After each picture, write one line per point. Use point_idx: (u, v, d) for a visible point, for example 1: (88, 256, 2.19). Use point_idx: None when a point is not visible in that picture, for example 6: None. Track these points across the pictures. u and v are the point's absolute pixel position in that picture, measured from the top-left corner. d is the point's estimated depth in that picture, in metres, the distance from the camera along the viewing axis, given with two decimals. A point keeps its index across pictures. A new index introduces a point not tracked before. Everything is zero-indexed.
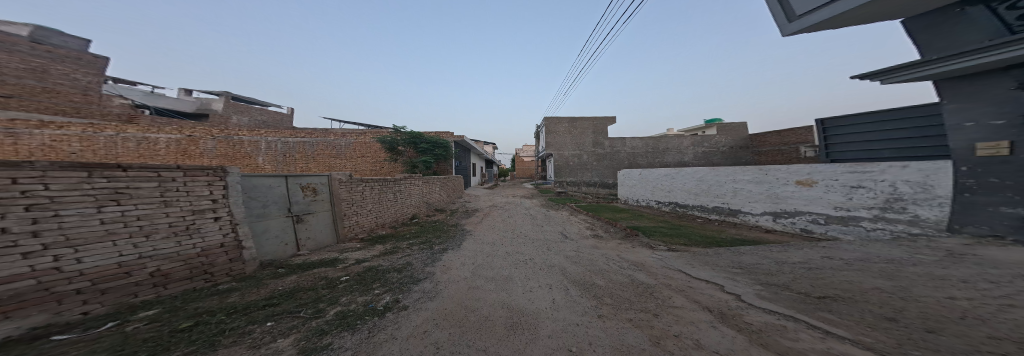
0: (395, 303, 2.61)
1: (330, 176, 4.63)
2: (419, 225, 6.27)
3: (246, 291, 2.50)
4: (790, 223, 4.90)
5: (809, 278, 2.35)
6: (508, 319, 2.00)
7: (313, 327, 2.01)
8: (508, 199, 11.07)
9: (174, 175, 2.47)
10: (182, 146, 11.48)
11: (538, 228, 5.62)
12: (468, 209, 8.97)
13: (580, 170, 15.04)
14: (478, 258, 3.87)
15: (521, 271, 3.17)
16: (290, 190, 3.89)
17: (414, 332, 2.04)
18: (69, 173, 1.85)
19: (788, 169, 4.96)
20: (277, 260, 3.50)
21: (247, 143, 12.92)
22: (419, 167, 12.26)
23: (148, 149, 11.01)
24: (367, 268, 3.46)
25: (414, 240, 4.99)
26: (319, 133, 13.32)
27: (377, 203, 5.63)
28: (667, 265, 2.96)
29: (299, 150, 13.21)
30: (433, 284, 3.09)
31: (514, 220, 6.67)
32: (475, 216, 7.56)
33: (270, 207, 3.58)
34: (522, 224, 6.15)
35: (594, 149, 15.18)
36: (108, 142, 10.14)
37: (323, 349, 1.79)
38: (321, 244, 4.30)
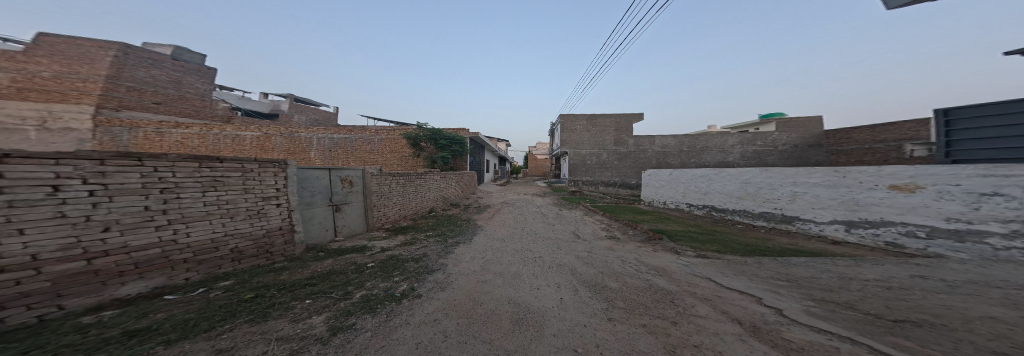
0: (411, 291, 2.76)
1: (364, 170, 4.91)
2: (437, 218, 6.53)
3: (293, 270, 2.77)
4: (871, 235, 4.28)
5: (886, 300, 2.17)
6: (514, 314, 2.08)
7: (341, 308, 2.18)
8: (519, 196, 11.18)
9: (253, 166, 2.99)
10: (260, 142, 13.01)
11: (547, 227, 5.65)
12: (480, 204, 9.15)
13: (598, 170, 14.55)
14: (490, 253, 3.97)
15: (529, 268, 3.23)
16: (332, 182, 4.20)
17: (426, 320, 2.17)
18: (190, 163, 2.41)
19: (876, 172, 4.37)
20: (319, 244, 3.85)
21: (303, 139, 13.29)
22: (438, 162, 12.65)
23: (238, 144, 12.94)
24: (389, 257, 3.67)
25: (430, 232, 5.20)
26: (357, 130, 13.51)
27: (401, 196, 5.90)
28: (692, 272, 2.91)
29: (342, 146, 13.34)
30: (445, 275, 3.24)
31: (526, 218, 6.73)
32: (486, 212, 7.71)
33: (316, 197, 3.92)
34: (534, 222, 6.20)
35: (616, 148, 14.58)
36: (216, 138, 12.60)
37: (348, 329, 1.96)
38: (355, 231, 4.62)
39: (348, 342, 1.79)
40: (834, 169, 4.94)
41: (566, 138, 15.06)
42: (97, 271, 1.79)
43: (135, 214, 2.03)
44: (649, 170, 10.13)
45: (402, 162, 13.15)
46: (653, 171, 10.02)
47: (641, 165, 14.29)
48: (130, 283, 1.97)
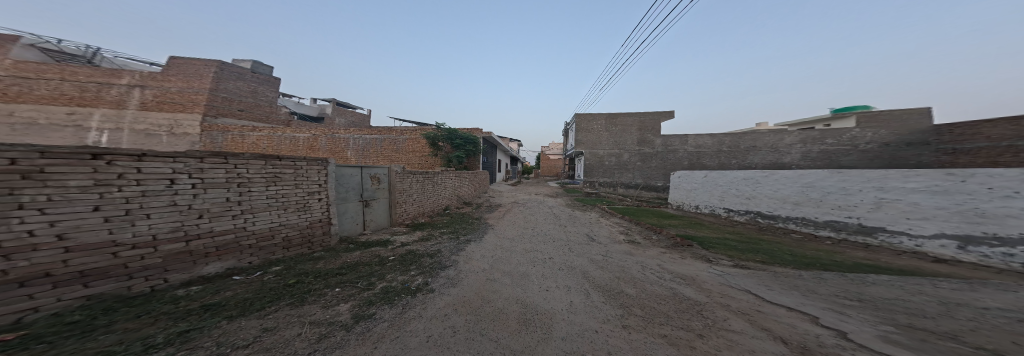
0: (425, 285, 2.87)
1: (390, 168, 5.17)
2: (451, 216, 6.71)
3: (328, 260, 2.99)
4: (1000, 255, 3.41)
5: (996, 328, 1.86)
6: (521, 314, 2.12)
7: (364, 297, 2.32)
8: (529, 196, 11.23)
9: (303, 165, 3.42)
10: (308, 143, 13.89)
11: (554, 228, 5.65)
12: (491, 203, 9.27)
13: (618, 171, 14.09)
14: (503, 252, 4.03)
15: (537, 269, 3.27)
16: (363, 179, 4.50)
17: (436, 314, 2.25)
18: (257, 161, 2.87)
19: (1009, 177, 3.41)
20: (350, 237, 4.17)
21: (341, 140, 14.02)
22: (453, 162, 13.00)
23: (296, 145, 14.06)
24: (407, 251, 3.83)
25: (443, 229, 5.35)
26: (384, 130, 13.93)
27: (421, 193, 6.13)
28: (723, 283, 2.82)
29: (375, 146, 13.87)
30: (456, 271, 3.33)
31: (536, 218, 6.74)
32: (497, 211, 7.82)
33: (349, 193, 4.23)
34: (547, 223, 6.21)
35: (639, 148, 13.81)
36: (281, 139, 14.06)
37: (368, 318, 2.08)
38: (380, 226, 4.90)
39: (367, 331, 1.91)
40: (946, 171, 3.95)
41: (582, 138, 14.85)
42: (191, 250, 2.31)
43: (220, 204, 2.54)
44: (678, 171, 9.63)
45: (422, 160, 13.62)
46: (686, 171, 9.43)
47: (667, 166, 13.27)
48: (214, 262, 2.49)
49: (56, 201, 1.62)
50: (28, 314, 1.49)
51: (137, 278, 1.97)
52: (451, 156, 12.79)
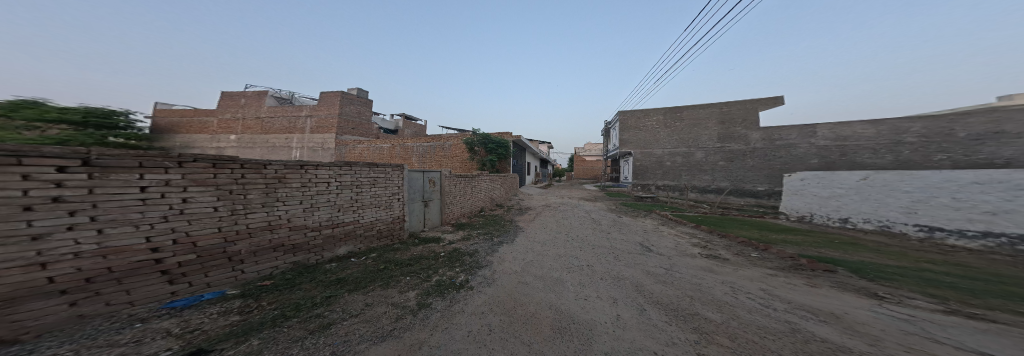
0: (466, 282, 3.08)
1: (442, 172, 5.68)
2: (486, 218, 6.96)
3: (399, 253, 3.70)
4: None
5: None
6: (555, 321, 2.14)
7: (424, 288, 2.67)
8: (561, 199, 11.13)
9: (390, 170, 4.28)
10: (388, 152, 15.59)
11: (600, 236, 5.36)
12: (521, 206, 9.41)
13: (689, 170, 13.09)
14: (540, 256, 4.11)
15: (574, 276, 3.26)
16: (423, 182, 5.07)
17: (475, 310, 2.42)
18: (366, 168, 3.84)
19: None
20: (414, 232, 4.78)
21: (405, 149, 15.49)
22: (486, 165, 13.50)
23: (385, 154, 15.83)
24: (453, 249, 4.15)
25: (479, 230, 5.60)
26: (434, 138, 15.06)
27: (463, 196, 6.54)
28: (903, 329, 1.98)
29: (433, 152, 15.01)
30: (491, 271, 3.50)
31: (569, 222, 6.71)
32: (528, 214, 7.93)
33: (414, 194, 4.83)
34: (597, 229, 5.98)
35: (720, 144, 12.61)
36: (374, 149, 16.02)
37: (427, 306, 2.37)
38: (434, 224, 5.42)
39: (427, 318, 2.18)
40: None
41: (635, 137, 14.30)
42: (333, 235, 3.35)
43: (349, 201, 3.56)
44: (803, 173, 7.95)
45: (460, 164, 14.39)
46: (819, 171, 7.56)
47: (770, 164, 11.65)
48: (344, 244, 3.51)
49: (282, 200, 2.79)
50: (272, 268, 2.70)
51: (309, 252, 3.07)
52: (484, 160, 13.36)
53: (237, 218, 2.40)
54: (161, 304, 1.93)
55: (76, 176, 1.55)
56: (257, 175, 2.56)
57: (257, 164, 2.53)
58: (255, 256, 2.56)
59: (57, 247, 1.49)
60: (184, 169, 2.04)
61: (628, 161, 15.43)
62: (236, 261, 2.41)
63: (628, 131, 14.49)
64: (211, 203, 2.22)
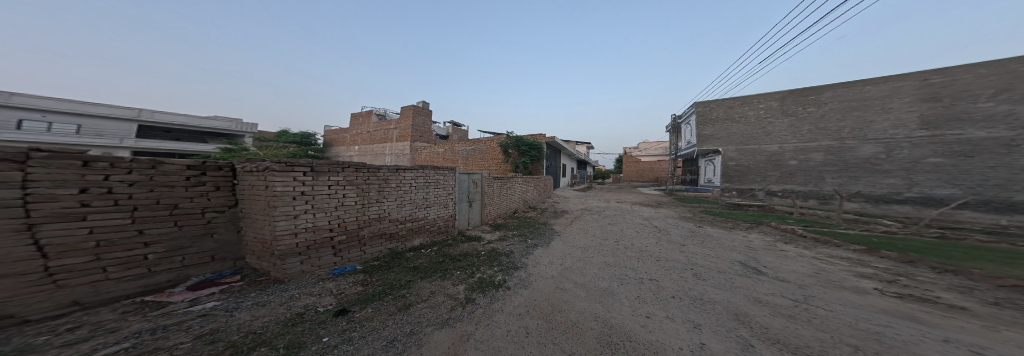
0: (504, 282, 3.19)
1: (483, 174, 5.94)
2: (520, 220, 7.07)
3: (451, 247, 4.12)
4: None
5: None
6: (603, 335, 2.00)
7: (471, 284, 2.94)
8: (604, 204, 10.55)
9: (449, 173, 4.71)
10: (441, 155, 17.06)
11: (668, 249, 4.66)
12: (557, 209, 9.20)
13: (861, 170, 9.95)
14: (591, 266, 3.85)
15: (624, 288, 3.02)
16: (468, 183, 5.36)
17: (513, 310, 2.50)
18: (438, 169, 4.44)
19: None
20: (461, 230, 5.13)
21: (451, 153, 16.74)
22: (519, 167, 13.73)
23: (439, 158, 17.34)
24: (492, 248, 4.33)
25: (514, 231, 5.73)
26: (475, 142, 15.79)
27: (500, 196, 6.77)
28: None
29: (476, 155, 15.73)
30: (527, 274, 3.54)
31: (629, 231, 6.10)
32: (564, 218, 7.71)
33: (461, 194, 5.13)
34: (654, 241, 5.23)
35: (929, 133, 9.09)
36: (432, 154, 17.69)
37: (470, 302, 2.57)
38: (476, 223, 5.70)
39: (473, 312, 2.41)
40: None
41: (732, 130, 12.69)
42: (411, 228, 4.01)
43: (426, 198, 4.23)
44: None
45: (496, 166, 14.80)
46: None
47: None
48: (419, 236, 4.15)
49: (386, 198, 3.62)
50: (379, 252, 3.54)
51: (399, 241, 3.82)
52: (518, 161, 13.62)
53: (365, 211, 3.34)
54: (329, 269, 2.97)
55: (309, 178, 2.73)
56: (376, 178, 3.45)
57: (375, 168, 3.44)
58: (372, 241, 3.44)
59: (300, 223, 2.69)
60: (345, 174, 3.08)
61: (714, 161, 13.33)
62: (364, 244, 3.34)
63: (717, 124, 13.14)
64: (355, 198, 3.21)
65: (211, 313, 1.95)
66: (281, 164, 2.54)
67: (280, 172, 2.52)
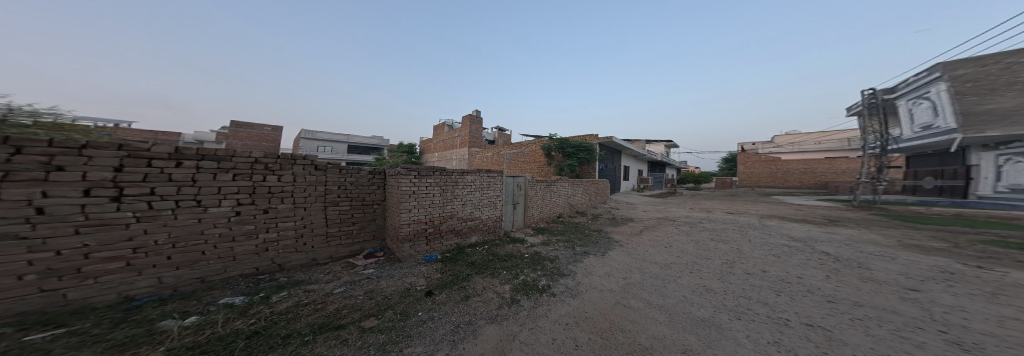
0: (548, 288, 3.16)
1: (525, 177, 6.02)
2: (565, 225, 6.89)
3: (499, 246, 4.36)
4: None
5: None
6: None
7: (519, 285, 3.05)
8: (677, 213, 9.14)
9: (499, 176, 4.96)
10: (489, 159, 18.21)
11: (855, 293, 2.75)
12: (612, 216, 8.58)
13: None
14: (683, 293, 2.99)
15: (741, 324, 2.19)
16: (513, 186, 5.54)
17: (559, 319, 2.45)
18: (494, 174, 4.81)
19: None
20: (507, 230, 5.33)
21: (496, 157, 17.68)
22: (566, 170, 13.27)
23: (488, 163, 18.57)
24: (535, 252, 4.34)
25: (560, 237, 5.61)
26: (519, 145, 16.15)
27: (544, 199, 6.78)
28: None
29: (520, 158, 16.02)
30: (574, 282, 3.43)
31: (727, 248, 4.86)
32: (622, 226, 7.10)
33: (507, 197, 5.34)
34: (746, 260, 4.08)
35: None
36: (482, 159, 19.04)
37: (515, 303, 2.66)
38: (519, 225, 5.82)
39: (518, 312, 2.50)
40: None
41: None
42: (470, 226, 4.36)
43: (487, 199, 4.65)
44: None
45: (538, 169, 14.84)
46: None
47: None
48: (475, 234, 4.46)
49: (459, 198, 4.15)
50: (450, 245, 4.04)
51: (462, 237, 4.22)
52: (563, 164, 13.20)
53: (447, 208, 3.97)
54: (423, 256, 3.65)
55: (418, 180, 3.56)
56: (454, 181, 4.06)
57: (453, 173, 4.04)
58: (447, 236, 3.99)
59: (411, 214, 3.51)
60: (436, 177, 3.77)
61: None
62: (443, 237, 3.94)
63: None
64: (443, 198, 3.89)
65: (371, 278, 3.04)
66: (405, 170, 3.44)
67: (405, 175, 3.42)
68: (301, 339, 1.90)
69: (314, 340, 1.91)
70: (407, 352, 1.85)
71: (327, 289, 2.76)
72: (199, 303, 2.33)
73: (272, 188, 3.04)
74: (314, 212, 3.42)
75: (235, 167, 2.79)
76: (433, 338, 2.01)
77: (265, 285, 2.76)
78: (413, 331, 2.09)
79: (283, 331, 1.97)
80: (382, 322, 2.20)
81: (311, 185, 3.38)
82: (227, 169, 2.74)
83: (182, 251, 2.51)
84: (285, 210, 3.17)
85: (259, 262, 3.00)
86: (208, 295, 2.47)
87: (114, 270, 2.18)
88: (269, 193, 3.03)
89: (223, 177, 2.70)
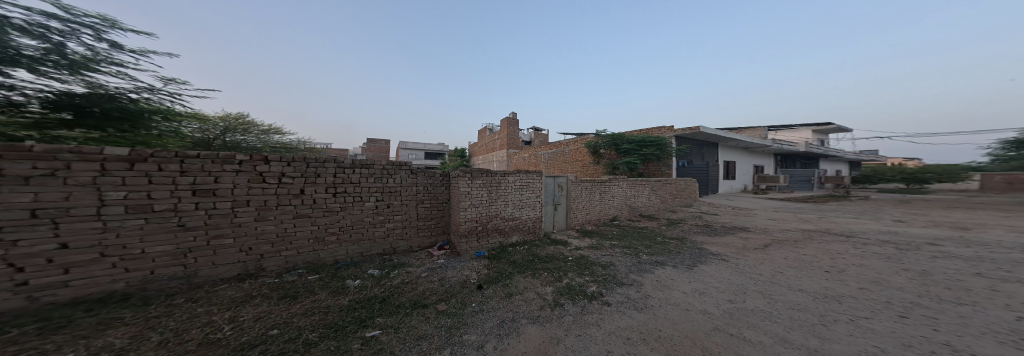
0: (599, 295, 2.97)
1: (568, 177, 5.79)
2: (620, 228, 6.32)
3: (540, 246, 4.37)
4: None
5: None
6: None
7: (565, 288, 3.00)
8: (792, 225, 6.95)
9: (538, 177, 4.89)
10: (529, 159, 18.41)
11: None
12: (687, 223, 7.28)
13: None
14: (882, 345, 1.85)
15: None
16: (553, 186, 5.42)
17: (615, 331, 2.25)
18: (534, 175, 4.82)
19: None
20: (547, 232, 5.24)
21: (536, 157, 17.78)
22: (621, 168, 11.95)
23: (529, 163, 18.80)
24: (581, 255, 4.15)
25: (615, 242, 5.14)
26: (563, 144, 15.71)
27: (590, 201, 6.34)
28: None
29: (563, 157, 15.67)
30: (636, 293, 3.11)
31: (872, 274, 3.46)
32: (703, 235, 5.94)
33: (547, 198, 5.26)
34: (918, 294, 2.80)
35: None
36: (524, 159, 19.38)
37: (558, 306, 2.63)
38: (561, 226, 5.66)
39: (562, 317, 2.45)
40: None
41: None
42: (511, 226, 4.49)
43: (527, 200, 4.71)
44: None
45: (584, 169, 14.22)
46: None
47: None
48: (515, 234, 4.58)
49: (503, 199, 4.35)
50: (494, 243, 4.26)
51: (504, 236, 4.39)
52: (619, 162, 11.77)
53: (493, 208, 4.22)
54: (474, 252, 3.95)
55: (472, 182, 3.93)
56: (499, 182, 4.28)
57: (497, 174, 4.27)
58: (492, 234, 4.23)
59: (467, 212, 3.90)
60: (484, 178, 4.06)
61: None
62: (489, 235, 4.19)
63: None
64: (488, 198, 4.14)
65: (439, 267, 3.50)
66: (463, 172, 3.90)
67: (463, 177, 3.88)
68: (404, 311, 2.45)
69: (410, 313, 2.42)
70: (464, 337, 2.08)
71: (416, 273, 3.36)
72: (359, 270, 3.38)
73: (397, 188, 4.05)
74: (415, 207, 4.27)
75: (380, 172, 3.89)
76: (484, 329, 2.20)
77: (388, 263, 3.66)
78: (471, 318, 2.36)
79: (396, 301, 2.61)
80: (449, 306, 2.56)
81: (415, 185, 4.24)
82: (376, 173, 3.85)
83: (357, 231, 3.73)
84: (401, 205, 4.11)
85: (389, 243, 4.03)
86: (363, 265, 3.54)
87: (333, 241, 3.55)
88: (395, 192, 4.03)
89: (375, 180, 3.83)
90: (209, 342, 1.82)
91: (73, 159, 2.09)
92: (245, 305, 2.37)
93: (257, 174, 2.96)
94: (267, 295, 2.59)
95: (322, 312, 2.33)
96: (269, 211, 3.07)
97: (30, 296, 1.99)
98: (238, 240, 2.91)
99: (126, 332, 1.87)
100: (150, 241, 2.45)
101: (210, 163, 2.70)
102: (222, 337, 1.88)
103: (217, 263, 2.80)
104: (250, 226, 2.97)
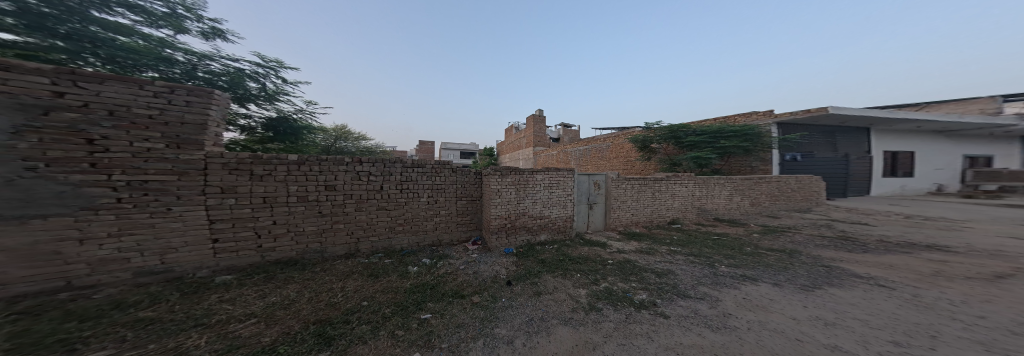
0: (652, 306, 2.67)
1: (607, 174, 5.37)
2: (683, 233, 5.43)
3: (572, 246, 4.21)
4: None
5: None
6: None
7: (601, 292, 2.83)
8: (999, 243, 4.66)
9: (566, 175, 4.67)
10: (562, 156, 17.86)
11: None
12: (782, 232, 5.79)
13: None
14: None
15: None
16: (588, 184, 5.11)
17: (670, 346, 2.00)
18: (563, 174, 4.63)
19: None
20: (579, 233, 4.97)
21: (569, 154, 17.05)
22: (683, 164, 10.17)
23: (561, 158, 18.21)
24: (624, 259, 3.79)
25: (680, 248, 4.49)
26: (603, 139, 14.69)
27: (637, 201, 5.71)
28: None
29: (603, 153, 14.72)
30: (711, 308, 2.68)
31: None
32: (821, 250, 4.58)
33: (580, 196, 4.99)
34: None
35: None
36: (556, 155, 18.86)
37: (596, 310, 2.50)
38: (598, 227, 5.29)
39: (598, 322, 2.32)
40: None
41: None
42: (540, 224, 4.46)
43: (556, 199, 4.58)
44: None
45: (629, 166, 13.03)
46: None
47: None
48: (544, 232, 4.52)
49: (533, 196, 4.35)
50: (522, 241, 4.30)
51: (532, 234, 4.39)
52: (680, 158, 10.05)
53: (522, 206, 4.27)
54: (503, 248, 4.08)
55: (500, 180, 4.06)
56: (528, 179, 4.30)
57: (526, 172, 4.30)
58: (520, 231, 4.29)
59: (498, 209, 4.06)
60: (511, 175, 4.13)
61: None
62: (518, 232, 4.27)
63: None
64: (516, 196, 4.20)
65: (474, 261, 3.74)
66: (495, 170, 4.08)
67: (495, 174, 4.05)
68: (447, 299, 2.73)
69: (450, 301, 2.68)
70: (495, 330, 2.20)
71: (456, 264, 3.69)
72: (415, 258, 3.91)
73: (448, 185, 4.55)
74: (458, 203, 4.69)
75: (433, 171, 4.42)
76: (514, 324, 2.28)
77: (437, 254, 4.12)
78: (502, 312, 2.47)
79: (442, 289, 2.93)
80: (482, 299, 2.74)
81: (458, 183, 4.66)
82: (432, 172, 4.40)
83: (417, 223, 4.33)
84: (449, 201, 4.59)
85: (440, 235, 4.55)
86: (421, 254, 4.07)
87: (402, 230, 4.20)
88: (445, 189, 4.53)
89: (432, 178, 4.39)
90: (331, 303, 2.43)
91: (280, 164, 3.30)
92: (351, 279, 3.04)
93: (355, 173, 3.77)
94: (366, 272, 3.26)
95: (394, 291, 2.82)
96: (364, 203, 3.87)
97: (262, 254, 3.30)
98: (349, 226, 3.80)
99: (297, 288, 2.72)
100: (308, 223, 3.53)
101: (335, 165, 3.64)
102: (338, 301, 2.49)
103: (337, 243, 3.74)
104: (354, 214, 3.82)
